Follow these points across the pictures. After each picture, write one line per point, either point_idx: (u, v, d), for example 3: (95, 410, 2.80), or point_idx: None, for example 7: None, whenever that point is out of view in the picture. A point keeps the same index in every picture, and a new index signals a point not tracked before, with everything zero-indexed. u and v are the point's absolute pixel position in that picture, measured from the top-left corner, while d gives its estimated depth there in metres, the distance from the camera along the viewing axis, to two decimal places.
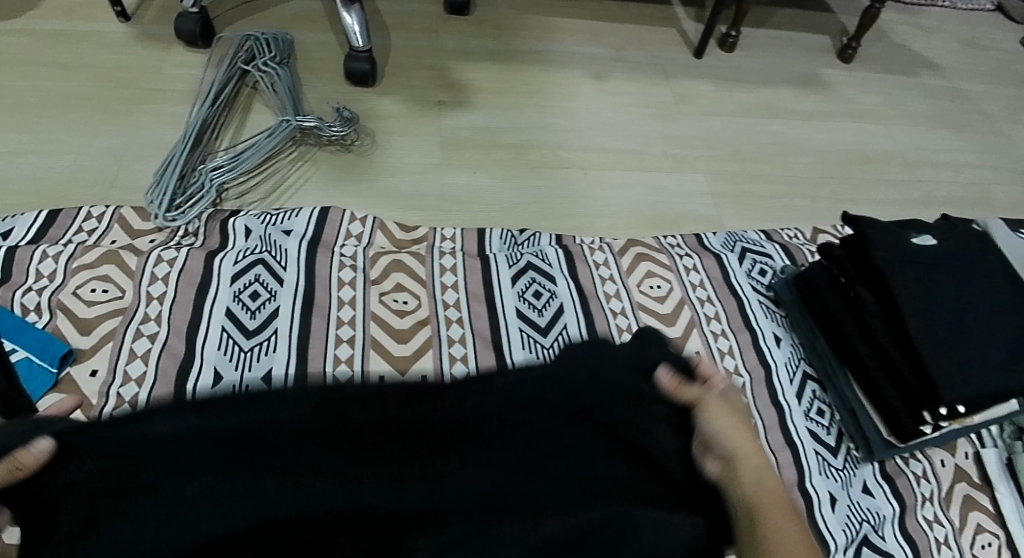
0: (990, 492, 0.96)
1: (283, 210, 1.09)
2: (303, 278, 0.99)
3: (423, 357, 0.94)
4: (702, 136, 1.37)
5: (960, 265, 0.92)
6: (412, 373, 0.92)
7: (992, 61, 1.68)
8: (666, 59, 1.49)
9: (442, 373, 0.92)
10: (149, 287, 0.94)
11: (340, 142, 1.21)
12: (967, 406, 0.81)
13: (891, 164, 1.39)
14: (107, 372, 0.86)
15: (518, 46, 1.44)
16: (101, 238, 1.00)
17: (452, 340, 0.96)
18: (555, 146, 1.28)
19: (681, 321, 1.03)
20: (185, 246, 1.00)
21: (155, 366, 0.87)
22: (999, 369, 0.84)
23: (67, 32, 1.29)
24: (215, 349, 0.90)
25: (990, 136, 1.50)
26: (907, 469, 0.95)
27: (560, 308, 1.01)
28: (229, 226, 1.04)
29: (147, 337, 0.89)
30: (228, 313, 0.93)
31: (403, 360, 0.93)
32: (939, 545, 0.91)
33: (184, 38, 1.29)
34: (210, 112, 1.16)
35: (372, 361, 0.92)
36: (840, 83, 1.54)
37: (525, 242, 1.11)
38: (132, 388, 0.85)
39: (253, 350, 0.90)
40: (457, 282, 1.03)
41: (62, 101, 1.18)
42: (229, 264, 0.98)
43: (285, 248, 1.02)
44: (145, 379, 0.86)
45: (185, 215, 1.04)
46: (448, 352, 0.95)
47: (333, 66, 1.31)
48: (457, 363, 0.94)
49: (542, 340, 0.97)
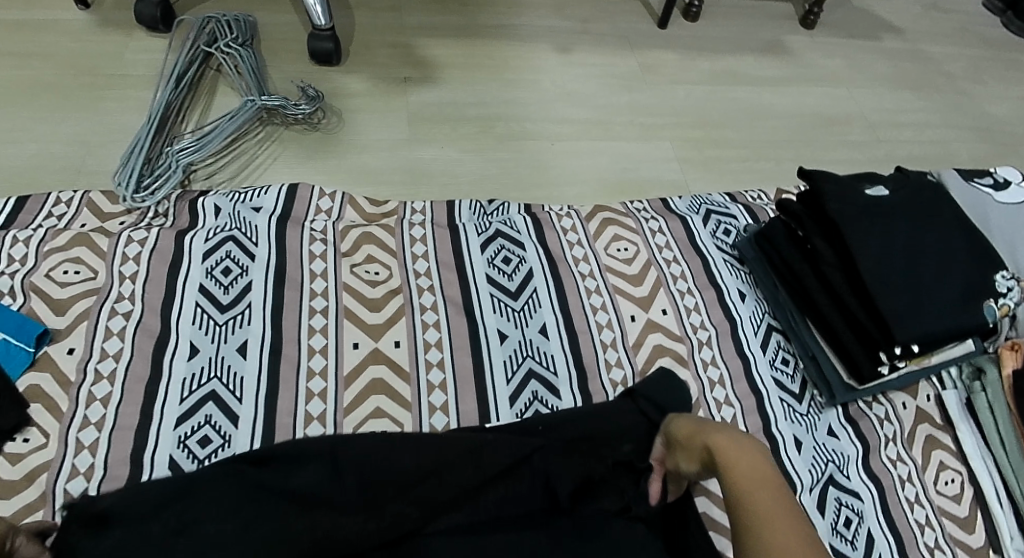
0: (951, 431, 1.00)
1: (251, 188, 1.10)
2: (274, 253, 1.00)
3: (396, 325, 0.96)
4: (668, 104, 1.38)
5: (912, 211, 0.96)
6: (386, 340, 0.94)
7: (954, 23, 1.70)
8: (630, 30, 1.50)
9: (415, 339, 0.94)
10: (121, 266, 0.95)
11: (307, 121, 1.22)
12: (920, 345, 0.87)
13: (854, 125, 1.39)
14: (84, 349, 0.87)
15: (482, 22, 1.44)
16: (71, 222, 1.00)
17: (425, 307, 0.98)
18: (521, 119, 1.29)
19: (648, 281, 1.06)
20: (156, 226, 1.01)
21: (131, 343, 0.88)
22: (947, 310, 0.89)
23: (27, 21, 1.29)
24: (190, 324, 0.91)
25: (955, 96, 1.50)
26: (870, 412, 1.00)
27: (529, 273, 1.03)
28: (199, 205, 1.05)
29: (122, 315, 0.90)
30: (201, 289, 0.94)
31: (377, 328, 0.95)
32: (903, 482, 0.96)
33: (145, 23, 1.29)
34: (174, 94, 1.17)
35: (346, 330, 0.94)
36: (803, 48, 1.54)
37: (494, 211, 1.12)
38: (109, 364, 0.86)
39: (228, 323, 0.92)
40: (428, 252, 1.04)
41: (26, 88, 1.18)
42: (200, 242, 0.99)
43: (254, 224, 1.03)
44: (122, 355, 0.87)
45: (153, 196, 1.05)
46: (421, 319, 0.96)
47: (297, 47, 1.32)
48: (429, 329, 0.96)
49: (513, 304, 1.00)
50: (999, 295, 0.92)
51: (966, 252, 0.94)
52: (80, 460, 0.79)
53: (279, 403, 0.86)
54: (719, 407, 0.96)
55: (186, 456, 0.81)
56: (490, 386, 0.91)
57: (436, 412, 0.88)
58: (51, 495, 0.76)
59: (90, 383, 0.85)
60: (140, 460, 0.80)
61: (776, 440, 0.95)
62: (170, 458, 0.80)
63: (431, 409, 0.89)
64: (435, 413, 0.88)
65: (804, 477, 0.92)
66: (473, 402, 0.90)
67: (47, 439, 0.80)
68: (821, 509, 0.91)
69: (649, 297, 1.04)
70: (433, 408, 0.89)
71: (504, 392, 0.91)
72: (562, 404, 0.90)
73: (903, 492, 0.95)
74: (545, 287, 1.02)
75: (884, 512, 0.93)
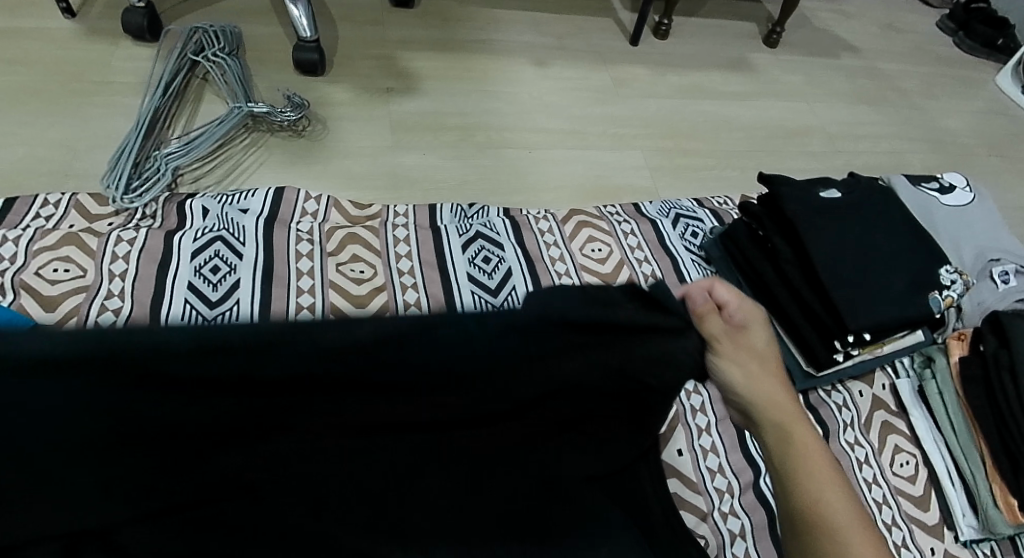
0: (906, 416, 1.08)
1: (239, 191, 1.13)
2: (262, 252, 1.04)
3: None
4: (639, 116, 1.45)
5: (864, 212, 1.04)
6: None
7: (908, 43, 1.81)
8: (603, 46, 1.57)
9: None
10: (110, 266, 0.97)
11: (292, 128, 1.26)
12: (871, 333, 0.94)
13: (814, 137, 1.48)
14: None
15: (460, 37, 1.50)
16: (60, 222, 1.03)
17: (409, 304, 1.02)
18: (499, 128, 1.35)
19: (622, 280, 1.11)
20: (144, 227, 1.04)
21: None
22: (897, 302, 0.96)
23: (12, 28, 1.31)
24: (180, 319, 0.94)
25: (908, 111, 1.59)
26: (830, 399, 1.07)
27: (508, 272, 1.08)
28: (186, 207, 1.08)
29: (112, 312, 0.93)
30: (190, 286, 0.97)
31: None
32: (860, 463, 1.02)
33: (132, 33, 1.32)
34: (162, 101, 1.21)
35: None
36: (766, 65, 1.63)
37: (474, 214, 1.17)
38: None
39: (218, 318, 0.95)
40: (411, 252, 1.09)
41: (14, 92, 1.21)
42: (188, 242, 1.02)
43: (242, 225, 1.07)
44: None
45: (141, 198, 1.08)
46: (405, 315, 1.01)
47: (282, 58, 1.36)
48: None
49: (493, 300, 1.04)
50: (943, 287, 0.99)
51: (913, 249, 1.01)
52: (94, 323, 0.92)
53: None
54: (695, 413, 1.04)
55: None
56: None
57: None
58: None
59: None
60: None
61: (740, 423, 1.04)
62: None
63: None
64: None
65: None
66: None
67: None
68: None
69: None
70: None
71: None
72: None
73: (861, 473, 1.02)
74: (524, 285, 1.06)
75: None
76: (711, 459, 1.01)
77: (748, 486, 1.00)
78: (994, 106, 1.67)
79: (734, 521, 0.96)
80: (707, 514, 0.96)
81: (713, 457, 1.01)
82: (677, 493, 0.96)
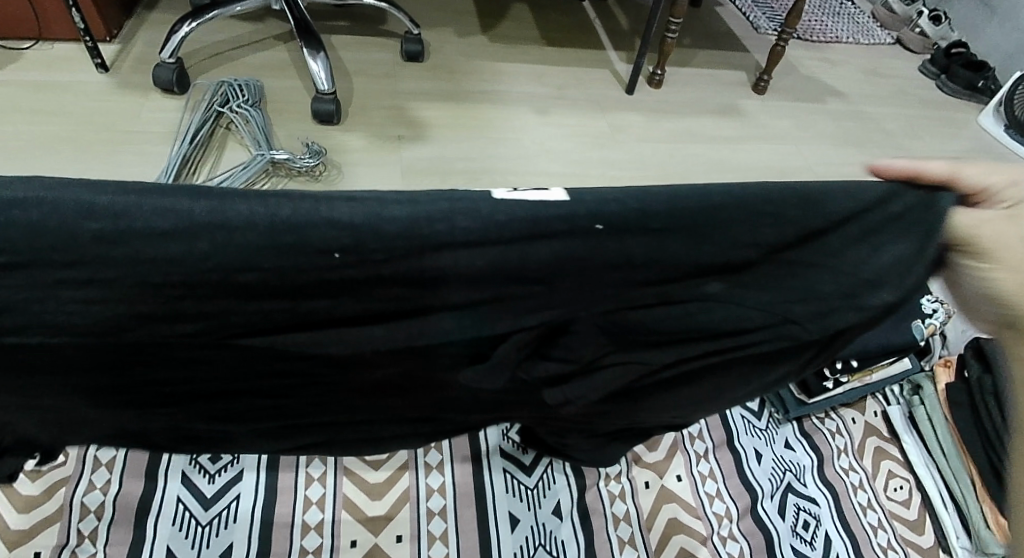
0: (898, 442, 1.13)
1: (225, 473, 0.92)
2: (265, 472, 0.93)
3: (398, 480, 0.96)
4: (635, 159, 1.50)
5: None
6: (393, 494, 0.95)
7: (893, 87, 1.89)
8: (601, 96, 1.65)
9: (418, 483, 0.96)
10: (85, 496, 0.87)
11: (309, 173, 1.31)
12: (858, 360, 1.01)
13: (802, 176, 1.54)
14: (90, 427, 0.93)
15: (468, 87, 1.59)
16: (71, 493, 0.87)
17: (430, 467, 0.98)
18: (507, 172, 1.40)
19: (664, 444, 1.05)
20: (104, 512, 0.87)
21: None
22: (885, 333, 1.03)
23: (47, 82, 1.38)
24: (169, 525, 0.87)
25: (894, 150, 1.67)
26: (823, 426, 1.12)
27: (556, 475, 0.98)
28: (156, 485, 0.90)
29: None
30: (184, 480, 0.91)
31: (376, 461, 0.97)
32: (855, 488, 1.06)
33: (161, 86, 1.39)
34: (189, 149, 1.29)
35: None
36: (755, 111, 1.71)
37: (540, 487, 0.97)
38: (108, 452, 0.91)
39: (221, 471, 0.92)
40: (443, 460, 0.99)
41: (48, 141, 1.27)
42: (167, 521, 0.87)
43: (241, 464, 0.94)
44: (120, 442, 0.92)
45: (88, 521, 0.86)
46: (424, 460, 0.98)
47: (300, 108, 1.44)
48: (433, 470, 0.97)
49: (526, 481, 0.98)
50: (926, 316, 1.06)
51: None
52: (322, 98, 1.38)
53: (281, 463, 0.94)
54: (693, 441, 1.06)
55: (184, 541, 0.86)
56: (490, 510, 0.95)
57: (434, 494, 0.95)
58: (67, 509, 0.86)
59: (90, 470, 0.89)
60: (148, 513, 0.88)
61: (737, 452, 1.06)
62: (183, 473, 0.91)
63: (431, 538, 0.92)
64: (432, 495, 0.95)
65: (764, 485, 1.02)
66: (468, 490, 0.96)
67: (66, 458, 0.90)
68: (782, 513, 1.01)
69: (666, 462, 1.03)
70: (429, 467, 0.98)
71: (508, 535, 0.93)
72: (562, 532, 0.94)
73: (856, 498, 1.05)
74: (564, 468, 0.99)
75: (839, 516, 1.02)
76: (710, 485, 1.02)
77: (747, 510, 1.00)
78: (974, 145, 1.75)
79: (734, 546, 0.96)
80: (707, 538, 0.96)
81: (712, 483, 1.02)
82: (675, 517, 0.98)
